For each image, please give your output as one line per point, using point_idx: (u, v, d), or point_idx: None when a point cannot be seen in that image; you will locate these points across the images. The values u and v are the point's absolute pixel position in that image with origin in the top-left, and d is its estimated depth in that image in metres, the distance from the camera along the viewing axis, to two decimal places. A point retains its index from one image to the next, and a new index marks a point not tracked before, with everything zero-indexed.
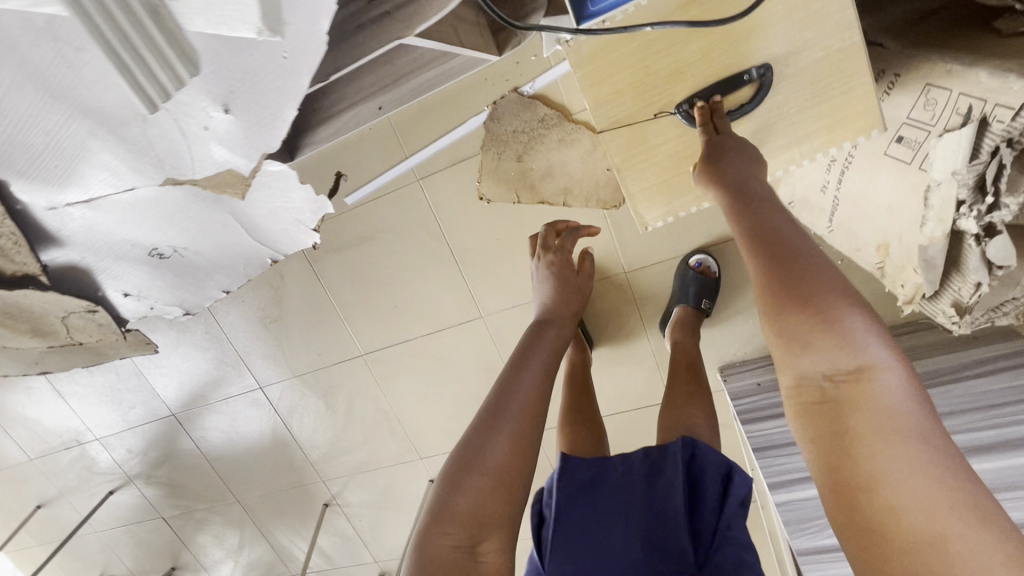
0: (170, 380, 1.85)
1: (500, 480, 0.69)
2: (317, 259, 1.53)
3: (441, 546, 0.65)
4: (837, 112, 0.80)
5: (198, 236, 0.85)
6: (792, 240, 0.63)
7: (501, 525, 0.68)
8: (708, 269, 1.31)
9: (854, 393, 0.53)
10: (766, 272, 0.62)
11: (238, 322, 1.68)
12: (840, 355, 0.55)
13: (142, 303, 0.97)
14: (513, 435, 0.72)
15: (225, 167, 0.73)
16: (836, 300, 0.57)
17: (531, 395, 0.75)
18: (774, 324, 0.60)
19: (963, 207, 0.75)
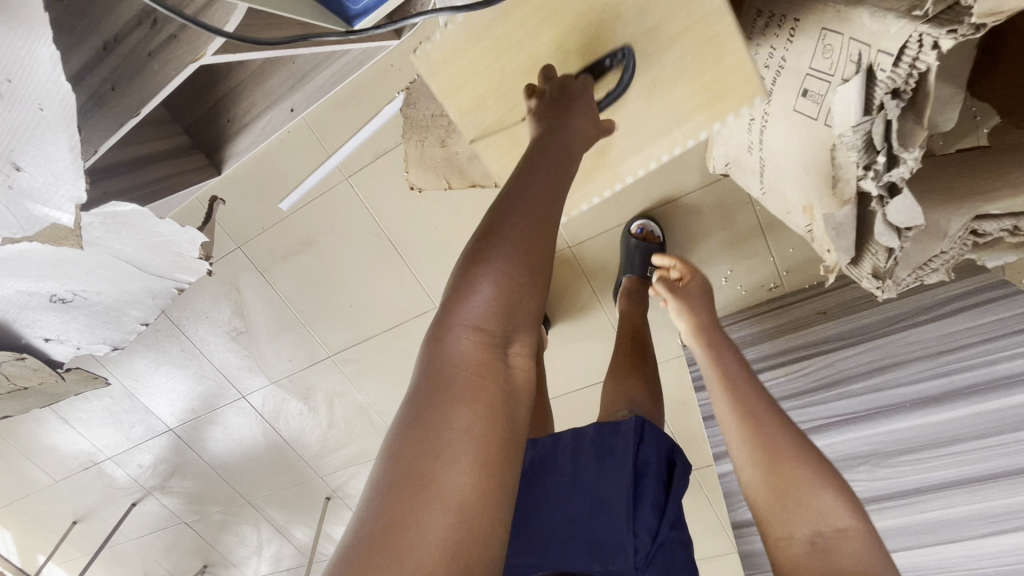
0: (159, 398, 1.90)
1: (530, 267, 0.49)
2: (267, 269, 1.53)
3: (457, 347, 0.46)
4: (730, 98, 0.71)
5: (90, 278, 0.84)
6: (765, 396, 0.70)
7: (530, 326, 0.49)
8: (651, 235, 1.27)
9: (823, 526, 0.58)
10: (745, 423, 0.68)
11: (208, 337, 1.70)
12: (823, 516, 0.58)
13: (68, 345, 0.98)
14: (543, 221, 0.51)
15: (49, 225, 0.63)
16: (812, 461, 0.62)
17: (554, 182, 0.55)
18: (748, 460, 0.66)
19: (861, 168, 0.62)
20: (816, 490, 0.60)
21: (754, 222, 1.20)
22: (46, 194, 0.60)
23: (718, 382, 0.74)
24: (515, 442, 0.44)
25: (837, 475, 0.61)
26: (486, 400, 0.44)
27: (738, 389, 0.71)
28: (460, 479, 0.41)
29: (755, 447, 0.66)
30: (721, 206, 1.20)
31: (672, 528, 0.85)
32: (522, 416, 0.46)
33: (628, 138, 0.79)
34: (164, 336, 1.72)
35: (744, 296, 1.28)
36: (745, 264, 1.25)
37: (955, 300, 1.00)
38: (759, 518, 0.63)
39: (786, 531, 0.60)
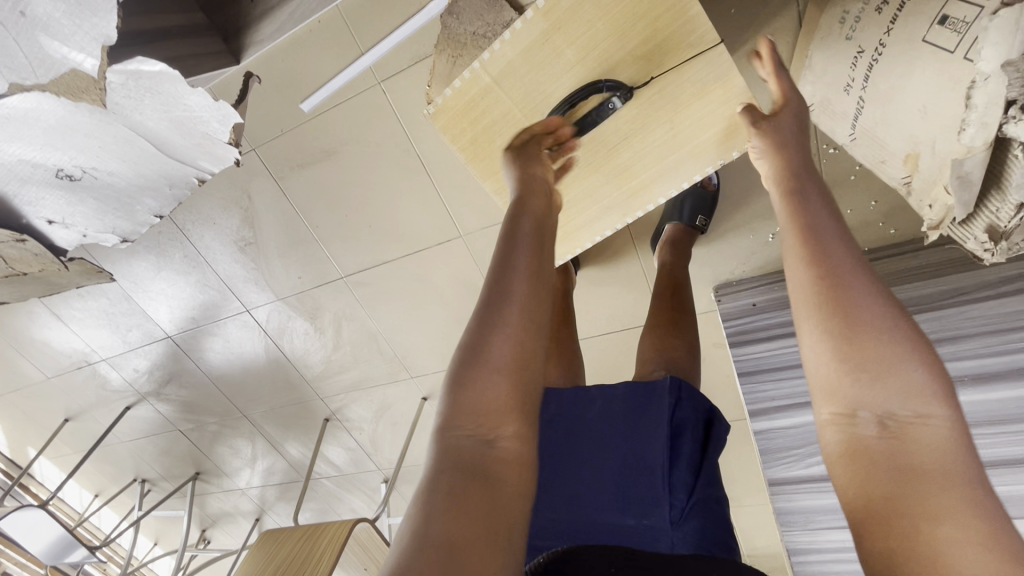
0: (160, 303, 1.83)
1: (518, 359, 0.52)
2: (281, 176, 1.42)
3: (456, 441, 0.49)
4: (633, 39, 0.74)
5: (104, 154, 0.75)
6: (846, 247, 0.49)
7: (517, 411, 0.51)
8: (706, 180, 1.17)
9: (904, 412, 0.42)
10: (821, 285, 0.47)
11: (213, 246, 1.62)
12: (910, 402, 0.42)
13: (74, 231, 0.89)
14: (524, 320, 0.54)
15: (67, 67, 0.56)
16: (903, 329, 0.44)
17: (532, 273, 0.57)
18: (815, 325, 0.46)
19: (1014, 109, 0.56)
20: (901, 363, 0.43)
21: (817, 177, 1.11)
22: (62, 33, 0.53)
23: (798, 232, 0.51)
24: (508, 515, 0.46)
25: (928, 346, 0.44)
26: (476, 483, 0.46)
27: (820, 240, 0.50)
28: (462, 532, 0.42)
29: (830, 312, 0.46)
30: None
31: (711, 483, 0.81)
32: (513, 494, 0.48)
33: (683, 117, 0.84)
34: (166, 239, 1.62)
35: None
36: None
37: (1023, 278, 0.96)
38: (815, 396, 0.46)
39: (847, 412, 0.44)
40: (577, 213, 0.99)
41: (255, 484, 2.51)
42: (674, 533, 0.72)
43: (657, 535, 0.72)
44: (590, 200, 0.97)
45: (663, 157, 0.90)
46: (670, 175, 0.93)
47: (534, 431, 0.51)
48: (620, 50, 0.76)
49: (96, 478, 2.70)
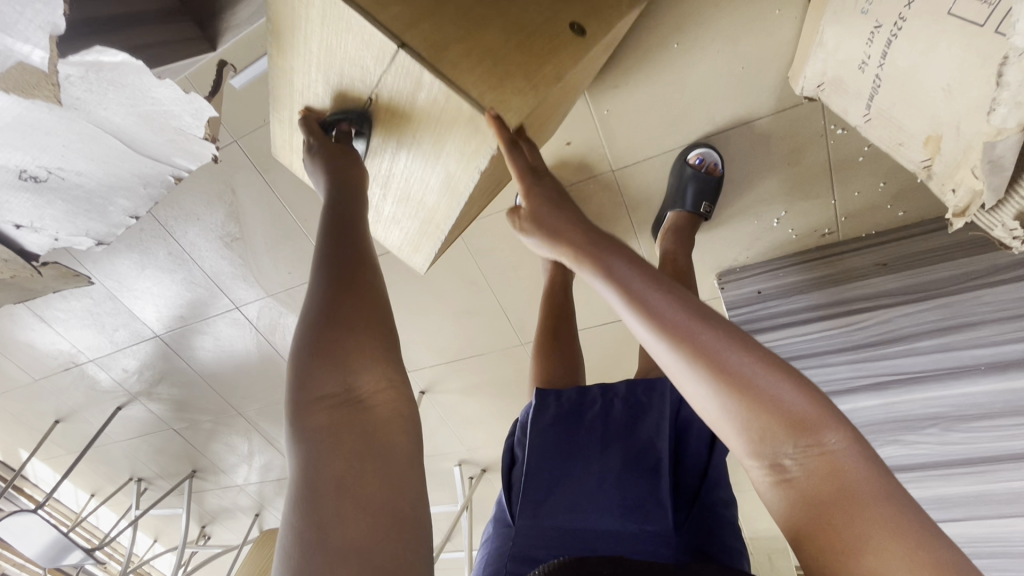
0: (146, 302, 1.77)
1: (367, 318, 0.55)
2: (266, 169, 1.37)
3: (317, 419, 0.50)
4: (374, 63, 0.73)
5: (67, 152, 0.69)
6: (670, 296, 0.54)
7: (374, 359, 0.54)
8: (712, 166, 1.10)
9: (796, 439, 0.48)
10: (675, 350, 0.51)
11: (199, 243, 1.57)
12: (795, 426, 0.48)
13: (43, 236, 0.83)
14: (351, 293, 0.56)
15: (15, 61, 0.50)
16: (768, 374, 0.49)
17: (352, 254, 0.60)
18: (695, 384, 0.51)
19: None
20: (778, 408, 0.48)
21: (823, 159, 1.08)
22: (7, 22, 0.47)
23: (630, 311, 0.55)
24: (394, 473, 0.49)
25: (779, 362, 0.50)
26: (354, 459, 0.48)
27: (646, 300, 0.54)
28: (356, 528, 0.45)
29: (696, 367, 0.51)
30: (791, 137, 1.06)
31: (714, 489, 0.77)
32: (393, 449, 0.51)
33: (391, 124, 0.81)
34: (148, 237, 1.56)
35: (793, 240, 1.19)
36: (803, 206, 1.14)
37: None
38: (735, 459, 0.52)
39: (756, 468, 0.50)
40: (424, 224, 1.00)
41: (253, 480, 2.48)
42: (675, 537, 0.67)
43: (658, 539, 0.67)
44: (405, 217, 0.99)
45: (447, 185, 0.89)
46: (456, 193, 0.88)
47: (399, 372, 0.55)
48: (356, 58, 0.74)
49: (91, 478, 2.66)
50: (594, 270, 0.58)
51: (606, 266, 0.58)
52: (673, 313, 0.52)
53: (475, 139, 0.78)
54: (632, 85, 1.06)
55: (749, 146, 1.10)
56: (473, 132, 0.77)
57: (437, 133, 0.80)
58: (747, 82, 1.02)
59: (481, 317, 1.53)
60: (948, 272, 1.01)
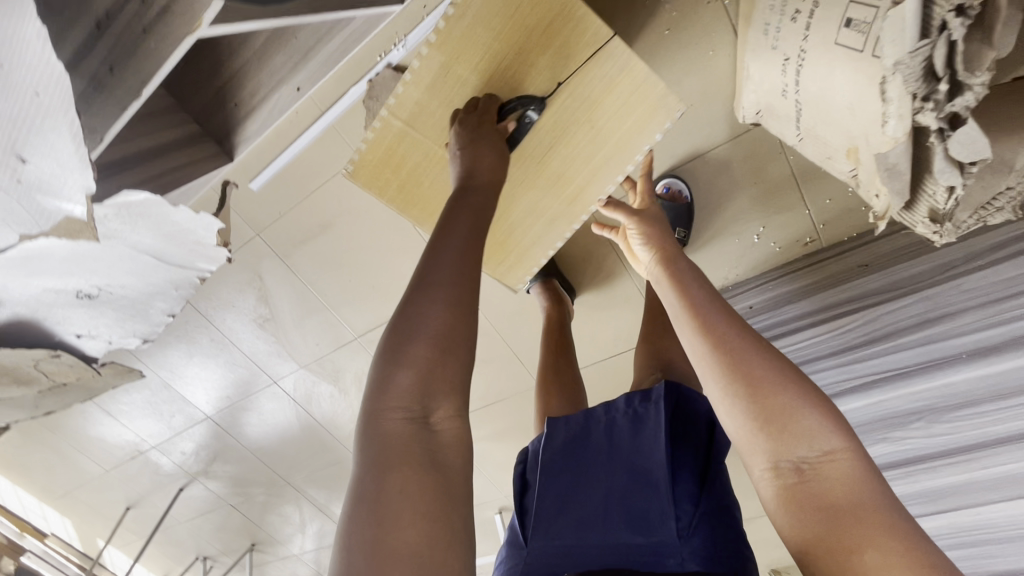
0: (196, 387, 1.94)
1: (458, 328, 0.58)
2: (287, 254, 1.53)
3: (392, 422, 0.54)
4: (557, 48, 0.79)
5: (111, 271, 0.83)
6: (721, 312, 0.62)
7: (457, 387, 0.57)
8: (677, 194, 1.19)
9: (807, 454, 0.52)
10: (716, 358, 0.58)
11: (237, 327, 1.73)
12: (810, 437, 0.53)
13: (99, 340, 0.98)
14: (455, 296, 0.59)
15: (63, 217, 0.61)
16: (790, 383, 0.55)
17: (461, 253, 0.61)
18: (723, 390, 0.58)
19: (919, 101, 0.57)
20: (797, 420, 0.53)
21: (786, 172, 1.13)
22: (58, 180, 0.57)
23: (683, 316, 0.64)
24: (451, 488, 0.53)
25: (807, 383, 0.55)
26: (418, 466, 0.53)
27: (702, 315, 0.62)
28: (409, 529, 0.49)
29: (729, 376, 0.57)
30: (750, 159, 1.13)
31: (714, 494, 0.79)
32: (454, 466, 0.55)
33: (559, 112, 0.85)
34: (193, 327, 1.74)
35: (777, 252, 1.23)
36: (779, 219, 1.19)
37: (1010, 244, 0.94)
38: (746, 463, 0.57)
39: (766, 468, 0.54)
40: (529, 228, 1.01)
41: (308, 548, 2.56)
42: (678, 548, 0.70)
43: (663, 552, 0.70)
44: (522, 218, 0.99)
45: (593, 155, 0.91)
46: (603, 174, 0.93)
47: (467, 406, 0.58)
48: (529, 45, 0.78)
49: (161, 561, 2.81)
50: (670, 281, 0.70)
51: (676, 284, 0.68)
52: (724, 318, 0.61)
53: (640, 115, 0.85)
54: None
55: (713, 173, 1.17)
56: (637, 107, 0.84)
57: (603, 121, 0.86)
58: (698, 116, 1.11)
59: (496, 363, 1.60)
60: (930, 265, 1.01)
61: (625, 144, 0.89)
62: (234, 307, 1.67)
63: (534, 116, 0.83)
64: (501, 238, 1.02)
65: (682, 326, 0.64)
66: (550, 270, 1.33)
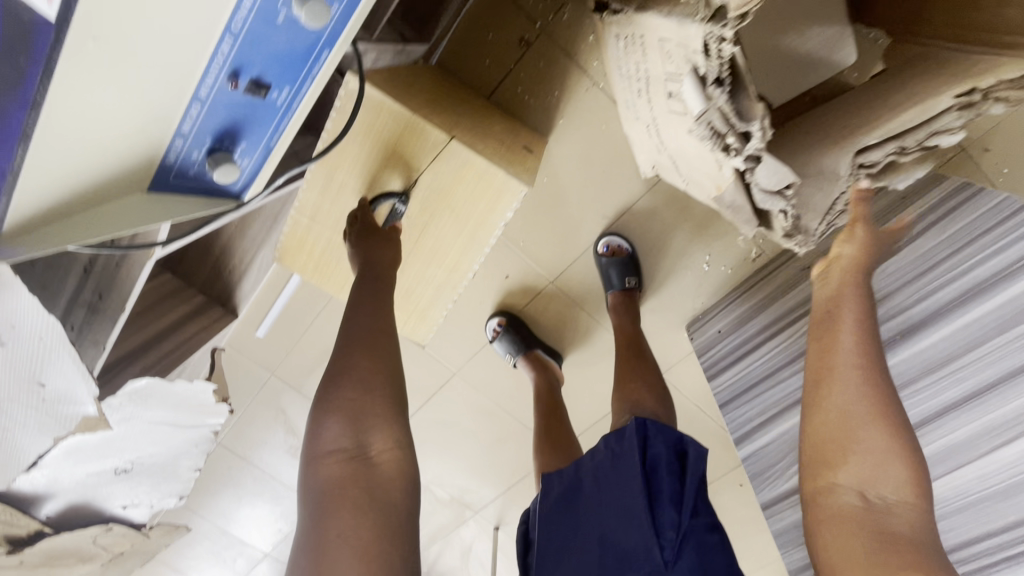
0: (251, 527, 2.04)
1: (377, 373, 0.71)
2: (302, 385, 1.68)
3: (327, 463, 0.67)
4: (404, 148, 0.77)
5: (139, 445, 0.98)
6: (866, 353, 0.65)
7: (387, 422, 0.69)
8: (619, 248, 1.28)
9: (880, 497, 0.59)
10: (836, 381, 0.65)
11: (274, 461, 1.85)
12: (880, 481, 0.60)
13: (143, 505, 1.11)
14: (371, 349, 0.72)
15: (79, 416, 0.72)
16: (891, 435, 0.61)
17: (375, 314, 0.75)
18: (826, 402, 0.65)
19: (725, 149, 0.70)
20: (878, 473, 0.60)
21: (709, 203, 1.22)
22: (75, 393, 0.69)
23: (824, 343, 0.68)
24: (388, 510, 0.65)
25: (914, 451, 0.60)
26: (359, 495, 0.65)
27: (852, 341, 0.66)
28: (346, 541, 0.62)
29: (838, 401, 0.64)
30: (673, 200, 1.24)
31: (696, 515, 0.82)
32: (390, 490, 0.67)
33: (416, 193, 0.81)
34: (237, 471, 1.88)
35: (731, 274, 1.29)
36: (721, 244, 1.27)
37: (931, 215, 0.92)
38: (812, 464, 0.65)
39: (837, 480, 0.62)
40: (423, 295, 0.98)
41: None
42: None
43: None
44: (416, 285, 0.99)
45: (461, 226, 0.85)
46: (476, 236, 0.87)
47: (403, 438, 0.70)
48: (380, 152, 0.77)
49: None
50: (821, 282, 0.74)
51: (837, 292, 0.71)
52: (854, 347, 0.66)
53: (494, 184, 0.80)
54: (542, 206, 1.27)
55: (646, 220, 1.27)
56: (485, 179, 0.79)
57: (460, 192, 0.81)
58: (614, 178, 1.23)
59: (511, 439, 1.66)
60: None
61: (496, 219, 0.84)
62: (268, 443, 1.81)
63: (400, 211, 0.81)
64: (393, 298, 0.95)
65: (818, 340, 0.69)
66: (529, 339, 1.38)
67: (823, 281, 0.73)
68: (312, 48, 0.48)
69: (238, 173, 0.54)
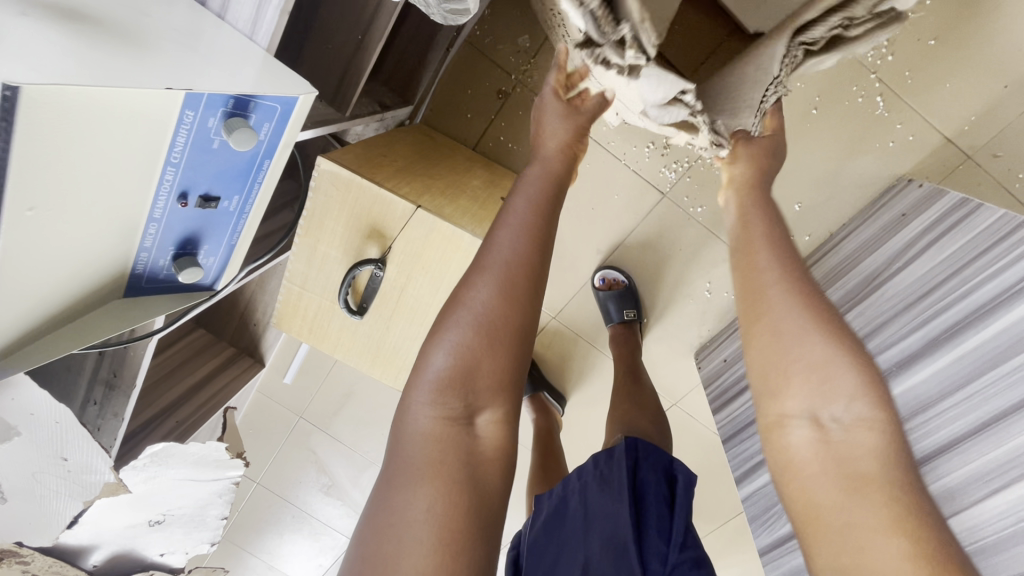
0: (292, 564, 2.12)
1: (501, 324, 0.55)
2: (328, 425, 1.76)
3: (426, 415, 0.54)
4: (384, 221, 0.82)
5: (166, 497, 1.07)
6: (791, 272, 0.54)
7: (502, 391, 0.55)
8: (614, 280, 1.29)
9: (835, 424, 0.48)
10: (772, 301, 0.52)
11: (308, 499, 1.94)
12: (832, 405, 0.48)
13: (178, 552, 1.15)
14: (503, 279, 0.56)
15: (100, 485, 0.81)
16: (836, 352, 0.49)
17: (522, 231, 0.58)
18: (751, 336, 0.53)
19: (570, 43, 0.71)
20: (820, 399, 0.49)
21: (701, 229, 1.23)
22: (95, 464, 0.78)
23: (744, 262, 0.57)
24: (479, 503, 0.52)
25: (866, 363, 0.48)
26: (452, 472, 0.52)
27: (777, 262, 0.55)
28: (415, 536, 0.49)
29: (763, 328, 0.52)
30: (665, 229, 1.25)
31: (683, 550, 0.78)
32: (488, 471, 0.54)
33: (400, 258, 0.85)
34: (275, 509, 1.98)
35: (735, 300, 1.27)
36: (720, 270, 1.26)
37: (927, 236, 0.91)
38: (761, 400, 0.52)
39: (786, 412, 0.50)
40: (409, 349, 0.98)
41: None
42: None
43: None
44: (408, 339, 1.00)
45: (441, 287, 0.87)
46: None
47: (515, 413, 0.56)
48: (366, 227, 0.83)
49: None
50: (738, 209, 0.65)
51: (745, 218, 0.61)
52: (770, 265, 0.55)
53: (467, 245, 0.82)
54: None
55: (640, 251, 1.28)
56: (456, 241, 0.82)
57: (438, 256, 0.84)
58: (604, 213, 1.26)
59: None
60: (858, 279, 1.00)
61: None
62: (301, 481, 1.90)
63: (379, 276, 0.84)
64: (378, 355, 0.95)
65: (739, 266, 0.58)
66: (534, 380, 1.41)
67: (744, 213, 0.63)
68: (252, 160, 0.54)
69: (203, 270, 0.61)
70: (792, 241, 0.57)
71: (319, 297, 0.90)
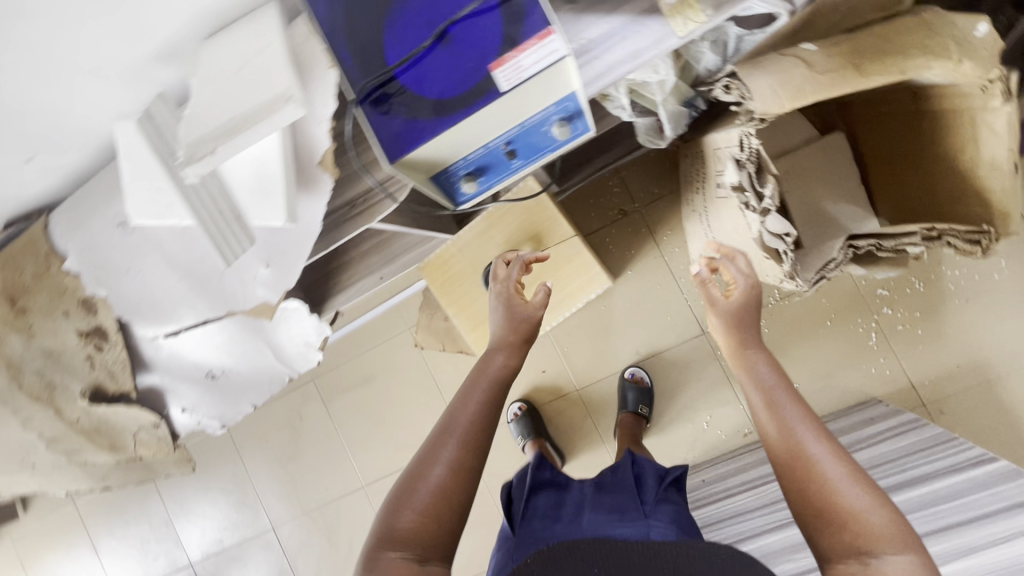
0: (196, 527, 2.03)
1: (453, 490, 0.76)
2: (330, 399, 1.88)
3: (392, 558, 0.70)
4: (548, 233, 1.20)
5: (239, 358, 1.23)
6: (805, 425, 0.75)
7: (444, 542, 0.74)
8: (641, 379, 1.57)
9: (880, 554, 0.65)
10: (799, 454, 0.73)
11: (262, 463, 1.96)
12: (868, 530, 0.66)
13: (193, 418, 1.30)
14: (457, 455, 0.78)
15: (262, 300, 1.02)
16: (857, 488, 0.68)
17: (475, 417, 0.82)
18: (790, 481, 0.73)
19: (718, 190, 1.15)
20: (863, 524, 0.66)
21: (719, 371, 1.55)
22: (277, 283, 1.00)
23: (768, 420, 0.78)
24: None
25: (881, 496, 0.68)
26: None
27: (782, 418, 0.77)
28: None
29: (804, 475, 0.71)
30: (694, 359, 1.57)
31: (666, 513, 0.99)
32: None
33: (544, 261, 1.21)
34: (224, 458, 1.98)
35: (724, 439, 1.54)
36: (722, 410, 1.55)
37: (886, 432, 1.24)
38: (814, 536, 0.70)
39: (837, 548, 0.67)
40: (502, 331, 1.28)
41: None
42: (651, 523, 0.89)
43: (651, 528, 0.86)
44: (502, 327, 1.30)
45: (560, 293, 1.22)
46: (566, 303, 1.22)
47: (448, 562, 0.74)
48: (532, 232, 1.21)
49: None
50: (745, 369, 0.86)
51: (751, 372, 0.85)
52: (789, 411, 0.77)
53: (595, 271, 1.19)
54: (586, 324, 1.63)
55: (668, 366, 1.59)
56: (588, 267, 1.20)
57: (571, 270, 1.20)
58: (653, 327, 1.60)
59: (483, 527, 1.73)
60: None
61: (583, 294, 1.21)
62: (268, 441, 1.94)
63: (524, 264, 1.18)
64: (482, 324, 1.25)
65: (762, 418, 0.79)
66: (538, 431, 1.61)
67: (749, 364, 0.86)
68: (545, 146, 0.90)
69: (474, 189, 0.93)
70: (797, 391, 0.80)
71: (467, 262, 1.23)
